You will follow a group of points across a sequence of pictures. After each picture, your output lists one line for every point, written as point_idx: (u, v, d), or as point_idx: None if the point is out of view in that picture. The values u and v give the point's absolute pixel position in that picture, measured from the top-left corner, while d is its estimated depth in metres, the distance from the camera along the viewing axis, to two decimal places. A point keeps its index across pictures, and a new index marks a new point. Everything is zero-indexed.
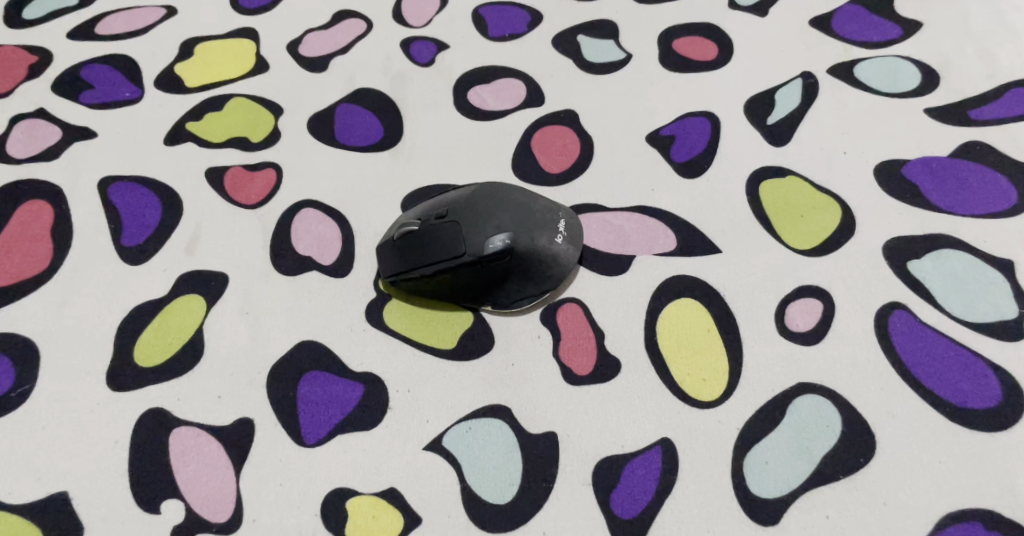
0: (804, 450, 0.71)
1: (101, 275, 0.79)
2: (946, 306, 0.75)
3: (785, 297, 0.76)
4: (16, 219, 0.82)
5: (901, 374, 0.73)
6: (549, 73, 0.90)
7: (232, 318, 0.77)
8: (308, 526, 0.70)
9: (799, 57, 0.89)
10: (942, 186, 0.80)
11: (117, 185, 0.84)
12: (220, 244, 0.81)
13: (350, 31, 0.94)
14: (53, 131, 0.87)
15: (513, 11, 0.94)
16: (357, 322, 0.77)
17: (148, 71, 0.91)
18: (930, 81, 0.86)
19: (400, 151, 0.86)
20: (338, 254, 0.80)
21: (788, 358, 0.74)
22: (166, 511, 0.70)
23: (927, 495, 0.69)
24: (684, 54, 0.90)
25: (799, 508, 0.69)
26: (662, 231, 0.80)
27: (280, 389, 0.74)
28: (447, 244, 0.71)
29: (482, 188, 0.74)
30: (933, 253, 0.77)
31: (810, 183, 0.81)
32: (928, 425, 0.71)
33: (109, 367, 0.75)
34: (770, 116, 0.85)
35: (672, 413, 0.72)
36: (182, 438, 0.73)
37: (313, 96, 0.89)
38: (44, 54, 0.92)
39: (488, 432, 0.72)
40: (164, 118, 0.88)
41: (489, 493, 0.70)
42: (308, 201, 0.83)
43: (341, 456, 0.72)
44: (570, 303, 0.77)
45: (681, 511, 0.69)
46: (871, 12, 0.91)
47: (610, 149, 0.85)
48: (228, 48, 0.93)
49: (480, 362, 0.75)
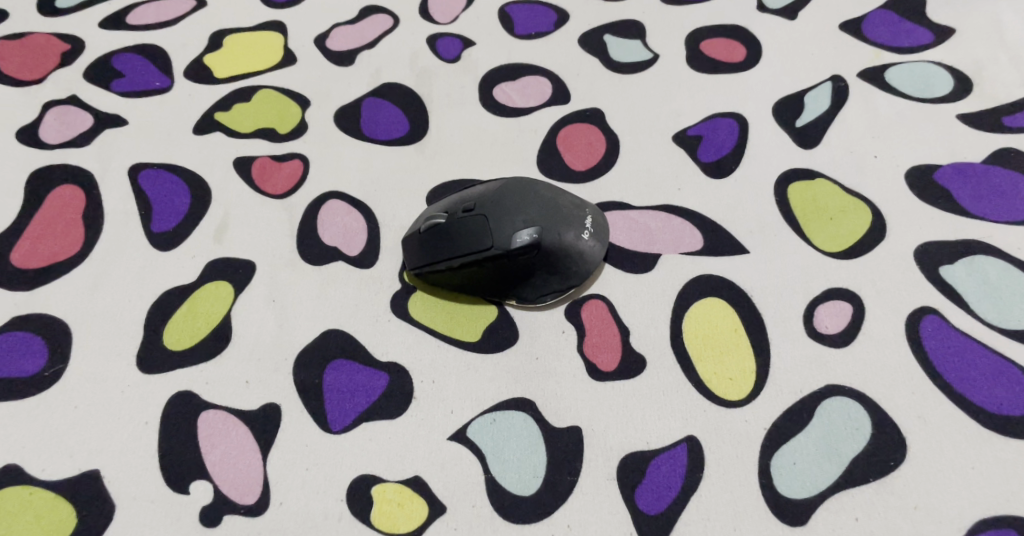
0: (832, 452, 0.71)
1: (132, 260, 0.80)
2: (980, 312, 0.75)
3: (813, 299, 0.76)
4: (50, 202, 0.83)
5: (932, 380, 0.72)
6: (577, 72, 0.90)
7: (260, 305, 0.78)
8: (334, 511, 0.70)
9: (827, 61, 0.89)
10: (975, 192, 0.80)
11: (146, 173, 0.85)
12: (249, 232, 0.81)
13: (379, 25, 0.94)
14: (85, 118, 0.88)
15: (541, 10, 0.95)
16: (383, 312, 0.77)
17: (178, 61, 0.92)
18: (961, 87, 0.85)
19: (429, 145, 0.86)
20: (365, 246, 0.81)
21: (815, 360, 0.74)
22: (194, 492, 0.71)
23: (958, 500, 0.69)
24: (712, 56, 0.90)
25: (827, 509, 0.69)
26: (688, 231, 0.80)
27: (308, 376, 0.75)
28: (473, 237, 0.72)
29: (510, 182, 0.74)
30: (966, 259, 0.77)
31: (838, 186, 0.81)
32: (959, 430, 0.71)
33: (139, 349, 0.76)
34: (798, 118, 0.85)
35: (698, 411, 0.72)
36: (211, 420, 0.73)
37: (342, 89, 0.90)
38: (76, 42, 0.93)
39: (513, 425, 0.73)
40: (194, 107, 0.88)
41: (514, 485, 0.71)
42: (335, 192, 0.84)
43: (366, 445, 0.72)
44: (595, 300, 0.77)
45: (707, 508, 0.69)
46: (902, 18, 0.91)
47: (637, 148, 0.85)
48: (256, 41, 0.93)
49: (505, 355, 0.75)
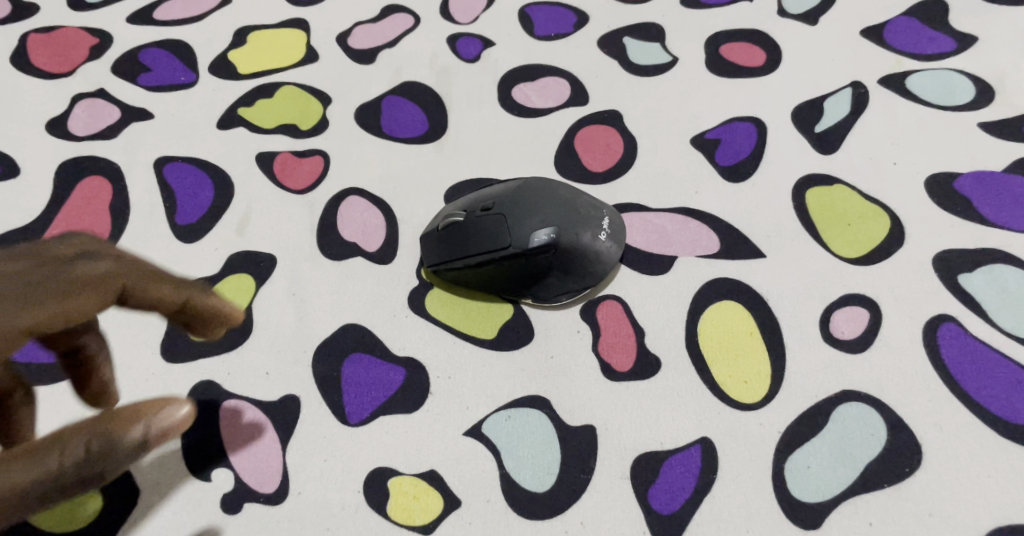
0: (846, 456, 0.71)
1: (156, 251, 0.81)
2: (999, 321, 0.75)
3: (829, 304, 0.77)
4: (78, 193, 0.84)
5: (950, 388, 0.73)
6: (596, 73, 0.91)
7: (280, 298, 0.79)
8: (351, 502, 0.71)
9: (846, 68, 0.89)
10: (995, 200, 0.80)
11: (172, 166, 0.86)
12: (270, 226, 0.83)
13: (400, 24, 0.95)
14: (112, 111, 0.89)
15: (562, 11, 0.95)
16: (401, 308, 0.78)
17: (202, 56, 0.93)
18: (983, 96, 0.86)
19: (449, 144, 0.87)
20: (385, 242, 0.82)
21: (829, 364, 0.74)
22: (214, 479, 0.72)
23: (973, 508, 0.69)
24: (732, 60, 0.91)
25: (841, 513, 0.69)
26: (705, 234, 0.81)
27: (326, 369, 0.76)
28: (492, 235, 0.73)
29: (529, 182, 0.75)
30: (986, 268, 0.77)
31: (855, 191, 0.82)
32: (975, 438, 0.71)
33: (163, 339, 0.77)
34: (817, 124, 0.86)
35: (713, 413, 0.73)
36: (232, 409, 0.74)
37: (364, 87, 0.91)
38: (105, 36, 0.94)
39: (528, 422, 0.73)
40: (217, 103, 0.90)
41: (528, 482, 0.72)
42: (356, 190, 0.85)
43: (383, 438, 0.73)
44: (610, 300, 0.78)
45: (720, 510, 0.70)
46: (924, 25, 0.91)
47: (655, 150, 0.86)
48: (280, 38, 0.94)
49: (521, 353, 0.76)
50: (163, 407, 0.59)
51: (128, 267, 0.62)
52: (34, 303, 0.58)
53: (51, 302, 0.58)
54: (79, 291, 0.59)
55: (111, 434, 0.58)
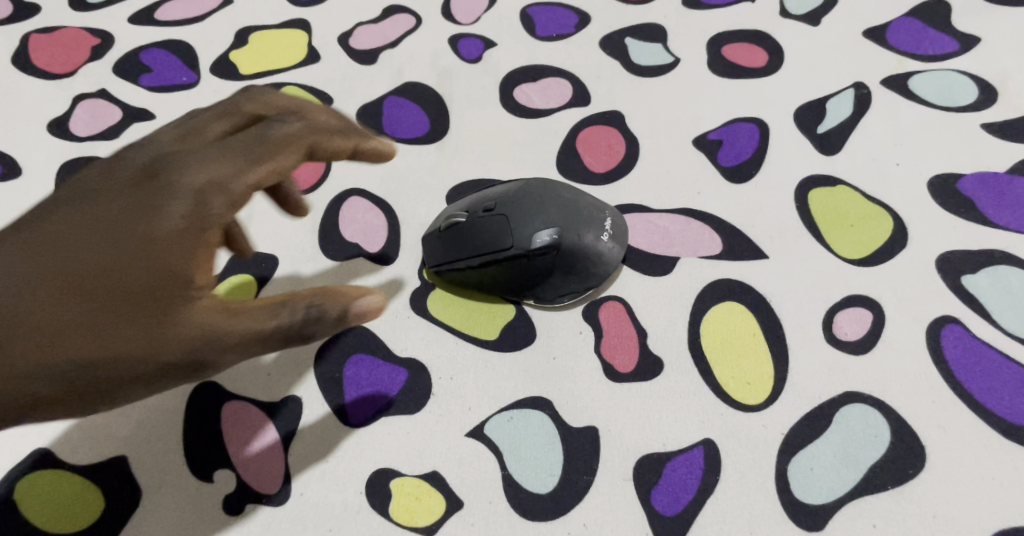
0: (849, 458, 0.71)
1: None
2: (1002, 322, 0.75)
3: (832, 306, 0.76)
4: None
5: (954, 389, 0.73)
6: (598, 74, 0.91)
7: None
8: (353, 503, 0.71)
9: (849, 69, 0.89)
10: (998, 202, 0.80)
11: None
12: (272, 227, 0.82)
13: (402, 25, 0.95)
14: (114, 111, 0.89)
15: (563, 12, 0.95)
16: (403, 309, 0.78)
17: (204, 57, 0.93)
18: (986, 97, 0.86)
19: (451, 144, 0.87)
20: (387, 243, 0.82)
21: (832, 366, 0.74)
22: (216, 480, 0.72)
23: (978, 510, 0.69)
24: (734, 61, 0.90)
25: (844, 515, 0.69)
26: (707, 235, 0.81)
27: (328, 369, 0.76)
28: (494, 236, 0.72)
29: (531, 183, 0.75)
30: (990, 269, 0.77)
31: (858, 192, 0.82)
32: (979, 439, 0.71)
33: None
34: (819, 125, 0.86)
35: (716, 414, 0.73)
36: (235, 410, 0.74)
37: (366, 87, 0.91)
38: (106, 36, 0.94)
39: (530, 424, 0.73)
40: (219, 103, 0.89)
41: (530, 483, 0.71)
42: (357, 190, 0.84)
43: (385, 439, 0.73)
44: (612, 300, 0.78)
45: (723, 511, 0.70)
46: (926, 26, 0.91)
47: (657, 151, 0.85)
48: (281, 38, 0.94)
49: (523, 354, 0.76)
50: (361, 294, 0.63)
51: (317, 127, 0.67)
52: (257, 159, 0.64)
53: (265, 160, 0.64)
54: (285, 147, 0.65)
55: (327, 300, 0.62)
